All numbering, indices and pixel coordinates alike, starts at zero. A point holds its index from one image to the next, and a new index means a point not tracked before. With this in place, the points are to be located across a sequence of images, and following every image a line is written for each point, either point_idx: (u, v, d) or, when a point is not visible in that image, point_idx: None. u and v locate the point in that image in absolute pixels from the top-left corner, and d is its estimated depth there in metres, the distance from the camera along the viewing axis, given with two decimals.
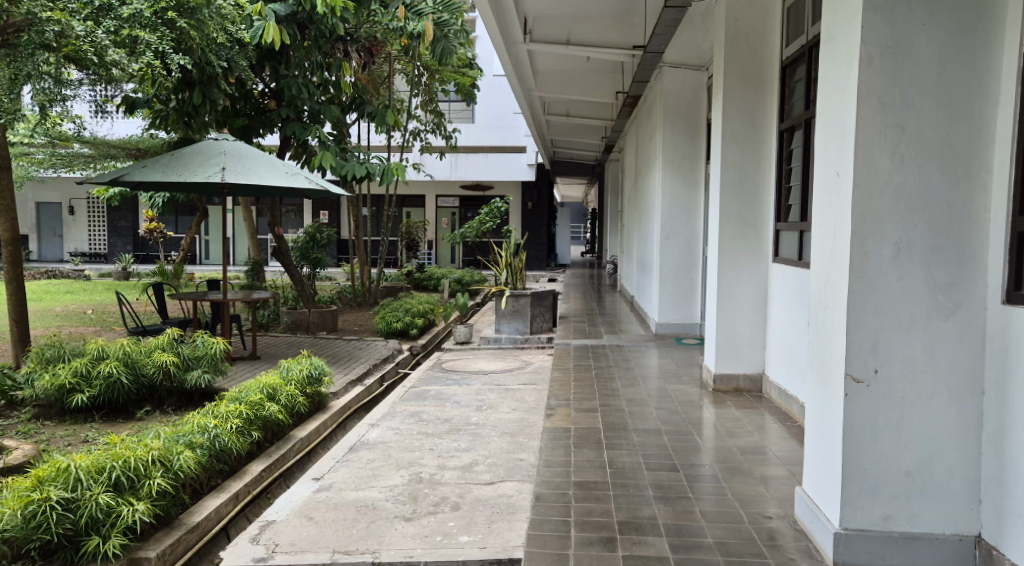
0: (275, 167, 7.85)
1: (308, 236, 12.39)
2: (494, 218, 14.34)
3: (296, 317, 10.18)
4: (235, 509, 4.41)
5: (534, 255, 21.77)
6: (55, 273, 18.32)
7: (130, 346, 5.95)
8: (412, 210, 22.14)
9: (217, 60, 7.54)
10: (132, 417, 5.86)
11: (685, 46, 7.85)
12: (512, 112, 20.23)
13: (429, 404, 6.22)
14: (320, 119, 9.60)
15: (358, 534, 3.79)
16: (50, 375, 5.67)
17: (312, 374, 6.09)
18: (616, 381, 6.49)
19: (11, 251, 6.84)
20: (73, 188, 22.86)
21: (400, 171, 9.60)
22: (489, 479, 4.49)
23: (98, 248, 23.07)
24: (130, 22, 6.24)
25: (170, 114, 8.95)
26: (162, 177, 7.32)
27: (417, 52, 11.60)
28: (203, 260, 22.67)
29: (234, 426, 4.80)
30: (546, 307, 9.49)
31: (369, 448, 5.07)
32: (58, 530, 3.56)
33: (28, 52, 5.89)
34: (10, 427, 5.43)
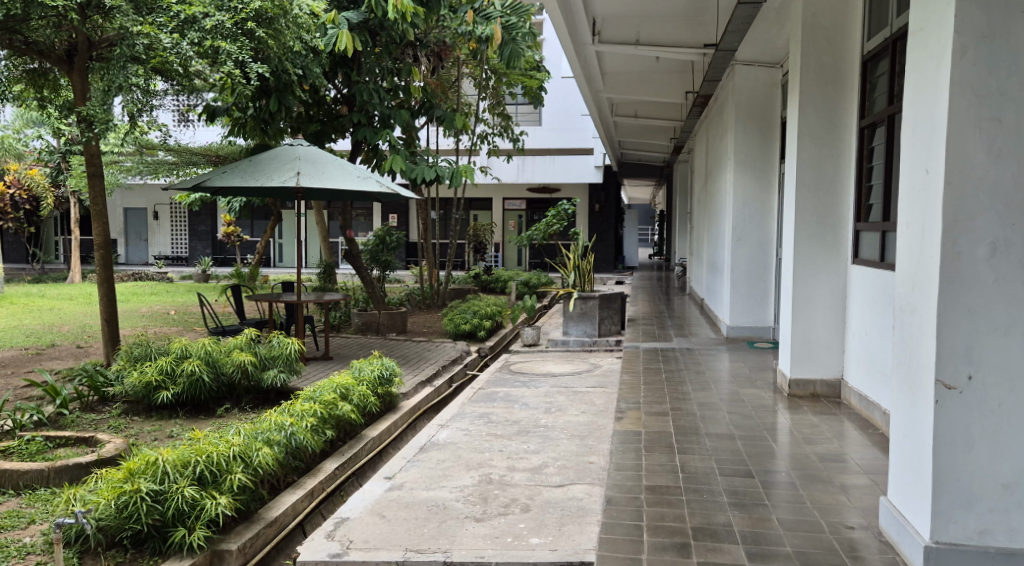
0: (348, 171, 8.00)
1: (378, 239, 12.60)
2: (561, 220, 14.29)
3: (367, 319, 10.37)
4: (310, 505, 4.52)
5: (601, 257, 21.62)
6: (140, 275, 19.13)
7: (211, 345, 6.15)
8: (479, 213, 22.30)
9: (293, 68, 7.72)
10: (213, 414, 6.06)
11: (759, 43, 7.71)
12: (580, 114, 20.21)
13: (498, 406, 6.27)
14: (390, 123, 9.73)
15: (429, 533, 3.84)
16: (138, 372, 5.90)
17: (384, 374, 6.23)
18: (687, 385, 6.42)
19: (103, 253, 7.12)
20: (157, 194, 23.82)
21: (468, 174, 9.73)
22: (559, 481, 4.50)
23: (180, 251, 23.94)
24: (212, 34, 6.46)
25: (248, 122, 9.25)
26: (241, 182, 7.55)
27: (486, 56, 11.65)
28: (277, 263, 23.31)
29: (310, 424, 4.92)
30: (615, 309, 9.40)
31: (439, 448, 5.14)
32: (147, 521, 3.73)
33: (119, 65, 6.24)
34: (102, 422, 5.67)
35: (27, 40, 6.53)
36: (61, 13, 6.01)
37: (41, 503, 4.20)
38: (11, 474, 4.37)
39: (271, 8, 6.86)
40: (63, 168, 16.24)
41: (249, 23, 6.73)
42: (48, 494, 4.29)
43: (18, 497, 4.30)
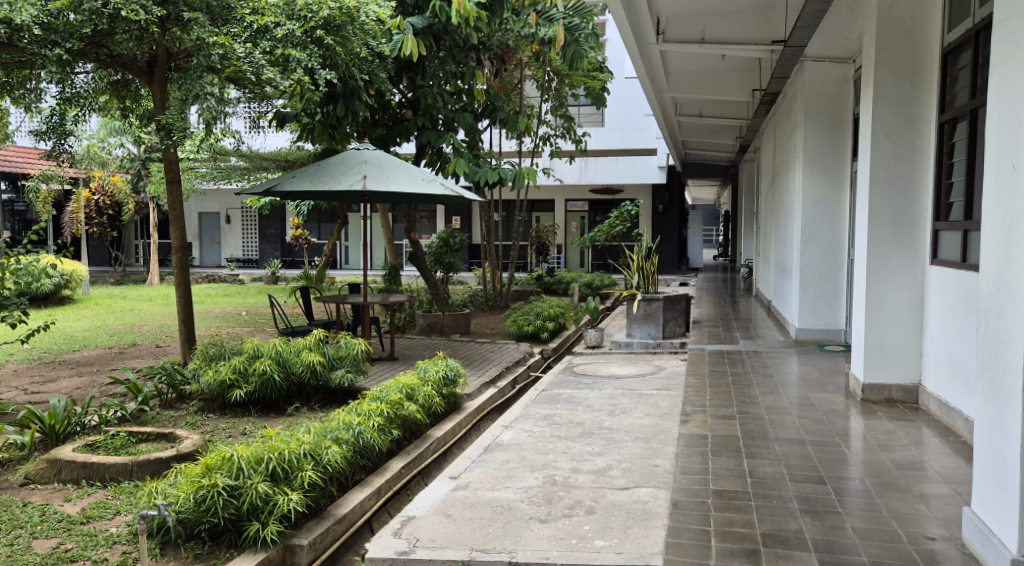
0: (413, 174, 8.12)
1: (442, 241, 12.71)
2: (624, 221, 14.20)
3: (431, 320, 10.48)
4: (378, 503, 4.61)
5: (666, 259, 21.36)
6: (214, 278, 19.74)
7: (281, 345, 6.30)
8: (542, 214, 22.31)
9: (360, 73, 7.85)
10: (284, 413, 6.22)
11: (831, 38, 7.53)
12: (644, 114, 20.20)
13: (562, 407, 6.27)
14: (454, 126, 9.85)
15: (494, 533, 3.87)
16: (213, 371, 6.09)
17: (448, 375, 6.30)
18: (755, 388, 6.32)
19: (180, 256, 7.36)
20: (229, 198, 24.52)
21: (531, 176, 9.79)
22: (624, 484, 4.48)
23: (251, 254, 24.57)
24: (283, 42, 6.71)
25: (316, 127, 9.49)
26: (310, 185, 7.73)
27: (548, 57, 11.67)
28: (344, 265, 23.74)
29: (377, 424, 5.01)
30: (679, 311, 9.31)
31: (503, 449, 5.18)
32: (223, 515, 3.85)
33: (196, 75, 6.46)
34: (179, 419, 5.88)
35: (112, 54, 6.79)
36: (143, 27, 6.25)
37: (125, 495, 4.37)
38: (98, 467, 4.57)
39: (338, 15, 7.02)
40: (143, 174, 16.90)
41: (319, 31, 6.88)
42: (132, 487, 4.46)
43: (104, 489, 4.49)
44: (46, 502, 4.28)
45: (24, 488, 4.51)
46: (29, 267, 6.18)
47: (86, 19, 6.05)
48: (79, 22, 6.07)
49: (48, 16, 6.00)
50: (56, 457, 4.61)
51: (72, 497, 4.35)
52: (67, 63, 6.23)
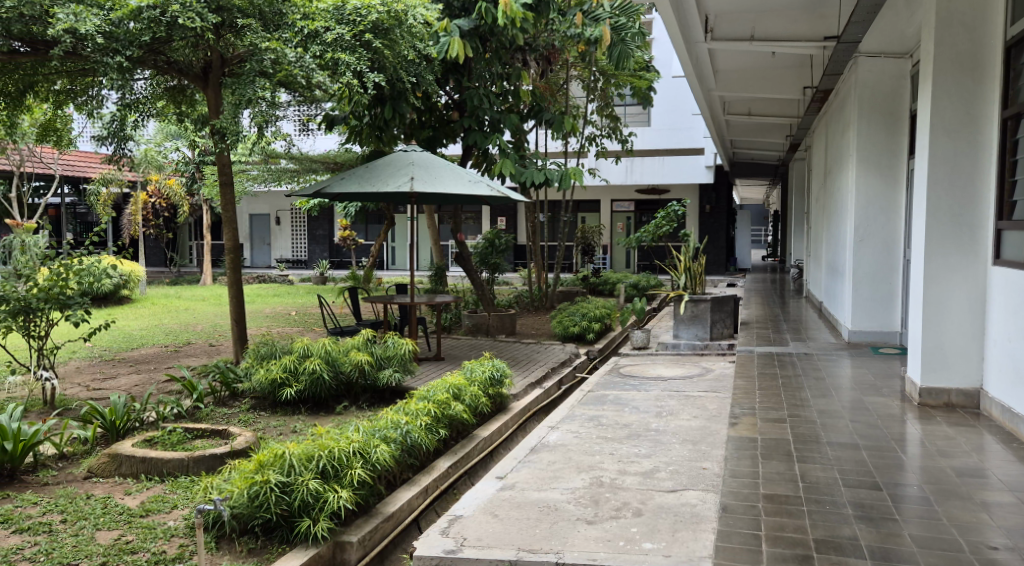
0: (459, 175, 8.16)
1: (488, 242, 12.75)
2: (670, 221, 14.08)
3: (477, 320, 10.53)
4: (425, 502, 4.65)
5: (713, 259, 21.11)
6: (265, 279, 20.10)
7: (330, 344, 6.40)
8: (587, 215, 22.25)
9: (408, 76, 7.92)
10: (333, 411, 6.30)
11: (887, 33, 7.37)
12: (691, 113, 19.98)
13: (608, 409, 6.25)
14: (500, 127, 9.88)
15: (541, 534, 3.87)
16: (264, 370, 6.22)
17: (495, 375, 6.32)
18: (806, 391, 6.21)
19: (233, 257, 7.52)
20: (279, 200, 24.94)
21: (578, 176, 9.77)
22: (671, 486, 4.44)
23: (300, 255, 24.95)
24: (333, 46, 6.81)
25: (364, 129, 9.61)
26: (358, 187, 7.83)
27: (594, 57, 11.63)
28: (391, 265, 23.98)
29: (424, 423, 5.05)
30: (727, 312, 9.20)
31: (550, 450, 5.17)
32: (275, 510, 3.93)
33: (249, 80, 6.61)
34: (233, 415, 6.00)
35: (169, 60, 6.98)
36: (199, 34, 6.41)
37: (182, 489, 4.48)
38: (155, 462, 4.69)
39: (387, 19, 7.10)
40: (198, 176, 17.28)
41: (367, 34, 6.98)
42: (188, 481, 4.58)
43: (162, 484, 4.61)
44: (107, 495, 4.41)
45: (86, 481, 4.65)
46: (91, 268, 6.37)
47: (145, 27, 6.21)
48: (138, 30, 6.23)
49: (109, 25, 6.19)
50: (116, 452, 4.75)
51: (131, 491, 4.48)
52: (126, 69, 6.40)
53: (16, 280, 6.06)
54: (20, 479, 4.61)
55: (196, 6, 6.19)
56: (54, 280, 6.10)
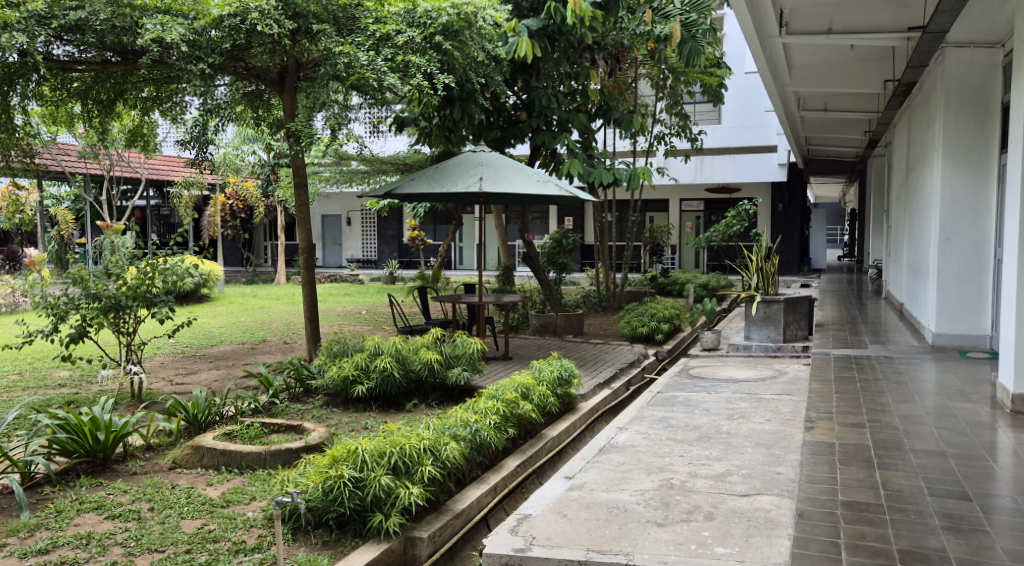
0: (528, 176, 8.16)
1: (555, 242, 12.73)
2: (741, 220, 13.82)
3: (544, 320, 10.53)
4: (494, 501, 4.68)
5: (786, 259, 20.62)
6: (336, 278, 20.52)
7: (401, 342, 6.50)
8: (656, 215, 22.03)
9: (477, 77, 7.97)
10: (403, 409, 6.38)
11: (976, 22, 7.07)
12: (764, 110, 19.49)
13: (677, 410, 6.17)
14: (568, 126, 9.86)
15: (611, 535, 3.85)
16: (337, 367, 6.35)
17: (563, 375, 6.31)
18: (887, 396, 6.01)
19: (306, 257, 7.69)
20: (350, 201, 25.41)
21: (647, 176, 9.68)
22: (744, 490, 4.35)
23: (369, 254, 25.38)
24: (404, 49, 6.87)
25: (433, 130, 9.71)
26: (429, 188, 7.92)
27: (664, 54, 11.51)
28: (458, 265, 24.19)
29: (493, 422, 5.08)
30: (802, 314, 8.98)
31: (618, 451, 5.14)
32: (349, 505, 4.01)
33: (323, 83, 6.75)
34: (306, 412, 6.14)
35: (247, 66, 7.19)
36: (276, 40, 6.59)
37: (260, 482, 4.61)
38: (236, 455, 4.84)
39: (457, 21, 7.16)
40: (273, 179, 17.77)
41: (437, 36, 7.08)
42: (265, 474, 4.70)
43: (241, 476, 4.75)
44: (190, 485, 4.57)
45: (171, 471, 4.83)
46: (176, 268, 6.63)
47: (227, 34, 6.46)
48: (220, 37, 6.48)
49: (193, 33, 6.43)
50: (198, 445, 4.91)
51: (213, 482, 4.63)
52: (209, 76, 6.63)
53: (107, 279, 6.34)
54: (111, 468, 4.81)
55: (274, 13, 6.39)
56: (141, 278, 6.35)
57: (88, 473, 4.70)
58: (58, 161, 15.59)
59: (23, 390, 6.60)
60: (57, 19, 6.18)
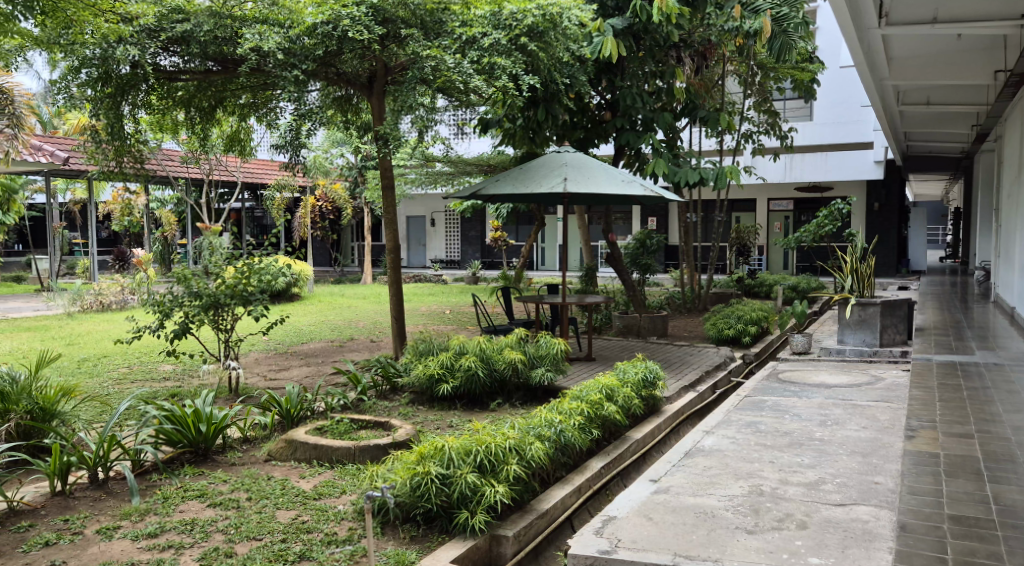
0: (612, 175, 8.11)
1: (638, 243, 12.60)
2: (834, 220, 13.37)
3: (628, 321, 10.48)
4: (578, 502, 4.66)
5: (883, 261, 19.85)
6: (421, 278, 20.85)
7: (485, 342, 6.56)
8: (742, 215, 21.57)
9: (562, 77, 8.00)
10: (487, 408, 6.43)
11: None
12: (861, 105, 18.74)
13: (767, 415, 6.01)
14: (653, 126, 9.72)
15: (698, 540, 3.78)
16: (423, 365, 6.45)
17: (648, 377, 6.23)
18: (996, 406, 5.70)
19: (393, 257, 7.83)
20: (434, 202, 25.78)
21: (734, 175, 9.47)
22: (840, 500, 4.21)
23: (453, 255, 25.70)
24: (490, 51, 6.93)
25: (517, 132, 9.75)
26: (513, 189, 7.96)
27: (753, 50, 11.26)
28: (541, 265, 24.24)
29: (578, 422, 5.06)
30: (900, 317, 8.63)
31: (705, 455, 5.05)
32: (436, 501, 4.07)
33: (410, 87, 6.83)
34: (393, 409, 6.27)
35: (338, 72, 7.37)
36: (366, 45, 6.72)
37: (350, 476, 4.73)
38: (327, 449, 4.98)
39: (542, 22, 7.19)
40: (360, 181, 18.21)
41: (523, 38, 7.13)
42: (355, 469, 4.82)
43: (332, 469, 4.89)
44: (285, 477, 4.72)
45: (267, 463, 5.00)
46: (270, 268, 6.84)
47: (319, 42, 6.58)
48: (313, 45, 6.62)
49: (288, 42, 6.62)
50: (292, 438, 5.07)
51: (305, 474, 4.77)
52: (302, 82, 6.83)
53: (208, 278, 6.62)
54: (212, 458, 5.02)
55: (364, 19, 6.52)
56: (238, 277, 6.59)
57: (191, 463, 4.91)
58: (162, 166, 16.38)
59: (131, 382, 6.97)
60: (166, 31, 6.56)
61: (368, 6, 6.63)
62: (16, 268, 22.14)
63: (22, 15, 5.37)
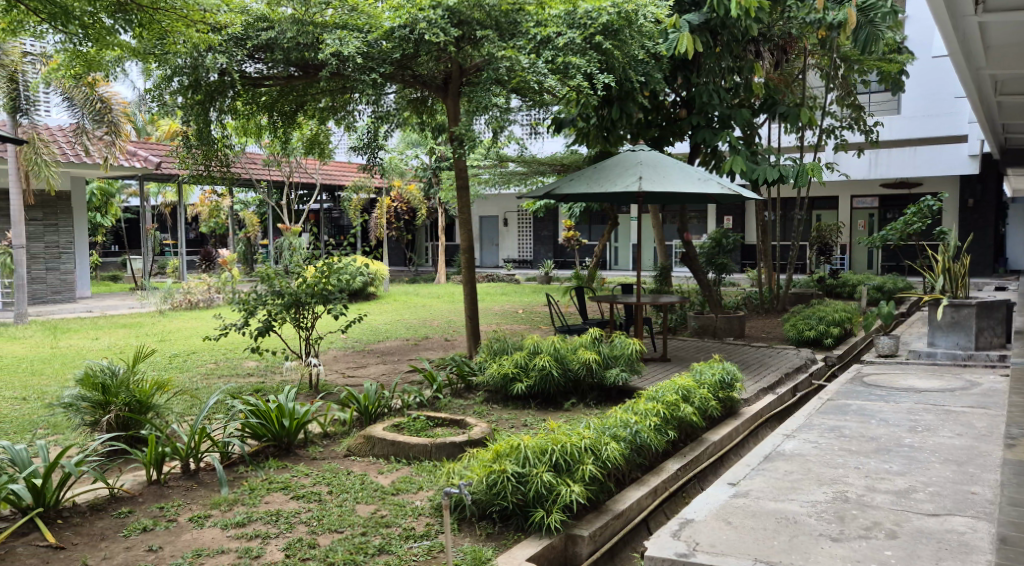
0: (688, 173, 8.01)
1: (714, 241, 12.38)
2: (923, 217, 12.88)
3: (704, 321, 10.33)
4: (654, 504, 4.61)
5: (977, 260, 19.06)
6: (494, 278, 20.98)
7: (560, 342, 6.57)
8: (823, 212, 21.03)
9: (637, 76, 7.91)
10: (560, 407, 6.43)
11: None
12: (954, 96, 17.84)
13: (852, 419, 5.84)
14: (731, 123, 9.55)
15: (780, 547, 3.71)
16: (498, 363, 6.49)
17: (725, 379, 6.12)
18: None
19: (467, 257, 7.89)
20: (507, 202, 25.91)
21: (816, 171, 9.21)
22: (933, 510, 4.06)
23: (525, 254, 25.77)
24: (564, 50, 6.93)
25: (591, 131, 9.70)
26: (587, 189, 7.94)
27: (836, 42, 10.94)
28: (614, 265, 24.09)
29: (653, 424, 5.01)
30: (997, 320, 8.25)
31: (786, 459, 4.94)
32: (512, 499, 4.09)
33: (485, 87, 6.85)
34: (468, 407, 6.33)
35: (414, 74, 7.49)
36: (441, 47, 6.81)
37: (427, 473, 4.80)
38: (404, 445, 5.06)
39: (617, 20, 7.17)
40: (434, 181, 18.42)
41: (598, 36, 7.12)
42: (432, 466, 4.89)
43: (410, 466, 4.97)
44: (364, 472, 4.82)
45: (346, 459, 5.11)
46: (349, 267, 6.98)
47: (397, 45, 6.74)
48: (391, 48, 6.77)
49: (366, 46, 6.77)
50: (370, 434, 5.17)
51: (384, 470, 4.86)
52: (380, 85, 6.99)
53: (290, 278, 6.82)
54: (295, 452, 5.16)
55: (440, 21, 6.60)
56: (319, 276, 6.77)
57: (275, 456, 5.06)
58: (246, 169, 16.91)
59: (218, 377, 7.23)
60: (251, 39, 6.86)
61: (445, 9, 6.70)
62: (112, 268, 23.23)
63: (122, 27, 5.75)
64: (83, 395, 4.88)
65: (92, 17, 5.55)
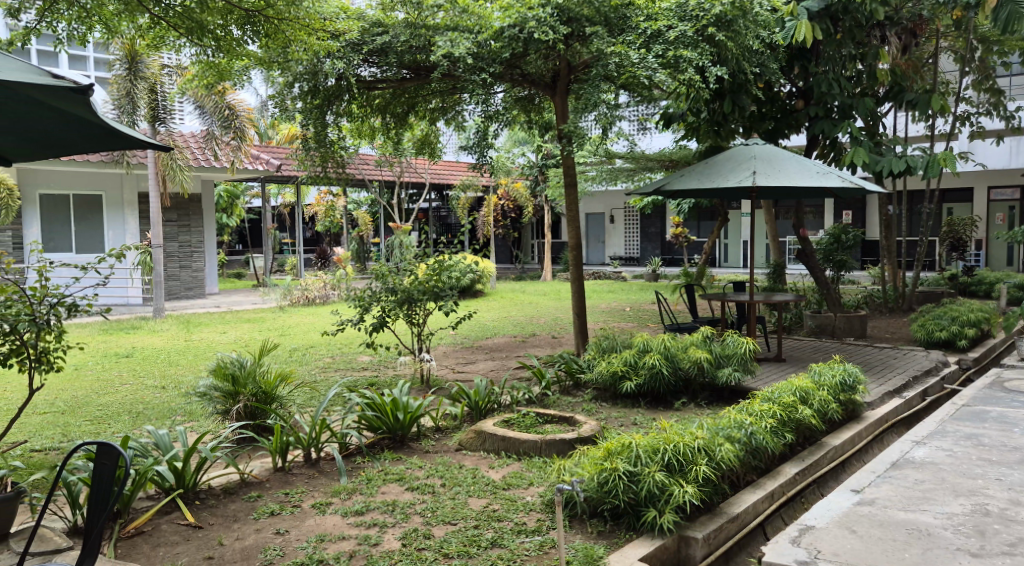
0: (806, 167, 7.71)
1: (831, 237, 11.86)
2: None
3: (821, 320, 9.94)
4: (771, 508, 4.47)
5: None
6: (600, 274, 20.81)
7: (670, 340, 6.44)
8: (955, 206, 19.95)
9: (751, 67, 7.71)
10: (671, 406, 6.32)
11: None
12: None
13: (991, 427, 5.49)
14: (852, 113, 9.13)
15: (912, 559, 3.52)
16: (606, 361, 6.44)
17: (847, 381, 5.86)
18: None
19: (574, 254, 7.87)
20: (614, 199, 25.71)
21: (947, 162, 8.71)
22: None
23: (632, 252, 25.54)
24: (675, 44, 6.75)
25: (702, 125, 9.52)
26: (696, 184, 7.77)
27: (972, 24, 10.32)
28: (724, 262, 23.56)
29: (770, 425, 4.85)
30: None
31: (916, 467, 4.69)
32: (623, 497, 4.05)
33: (594, 84, 6.83)
34: (576, 404, 6.31)
35: (523, 73, 7.51)
36: (551, 45, 6.84)
37: (537, 469, 4.82)
38: (514, 441, 5.09)
39: (730, 11, 6.92)
40: (541, 178, 18.46)
41: (711, 28, 6.86)
42: (542, 462, 4.90)
43: (520, 461, 5.00)
44: (475, 466, 4.89)
45: (458, 453, 5.19)
46: (458, 265, 7.08)
47: (506, 44, 6.76)
48: (500, 47, 6.82)
49: (477, 46, 6.86)
50: (481, 429, 5.24)
51: (495, 464, 4.91)
52: (489, 85, 7.09)
53: (402, 274, 6.99)
54: (408, 445, 5.28)
55: (550, 20, 6.57)
56: (431, 273, 6.92)
57: (389, 448, 5.19)
58: (359, 169, 17.46)
59: (335, 370, 7.50)
60: (367, 43, 7.03)
61: (554, 7, 6.71)
62: (235, 265, 24.43)
63: (250, 38, 6.18)
64: (215, 385, 5.16)
65: (223, 30, 6.05)
